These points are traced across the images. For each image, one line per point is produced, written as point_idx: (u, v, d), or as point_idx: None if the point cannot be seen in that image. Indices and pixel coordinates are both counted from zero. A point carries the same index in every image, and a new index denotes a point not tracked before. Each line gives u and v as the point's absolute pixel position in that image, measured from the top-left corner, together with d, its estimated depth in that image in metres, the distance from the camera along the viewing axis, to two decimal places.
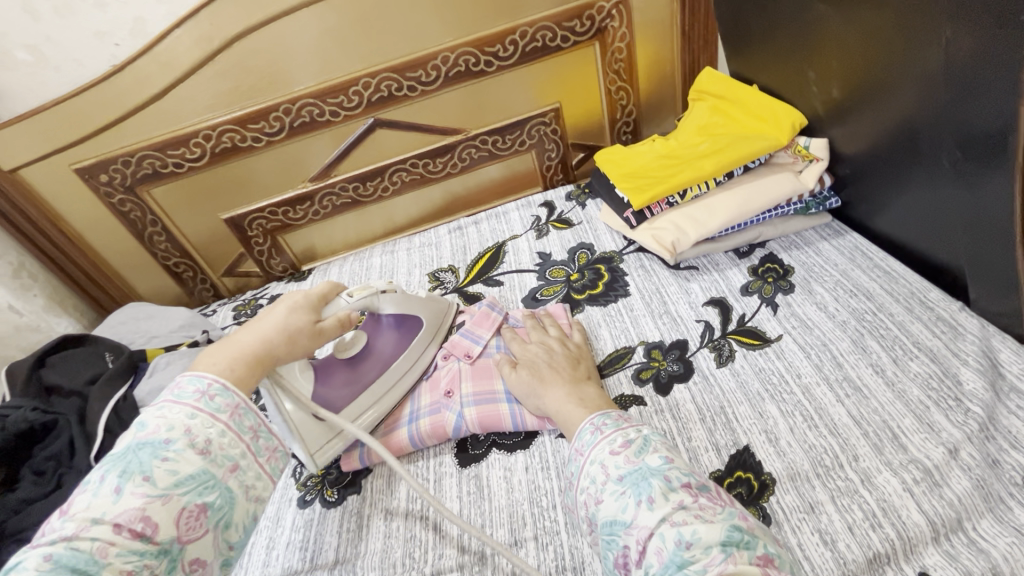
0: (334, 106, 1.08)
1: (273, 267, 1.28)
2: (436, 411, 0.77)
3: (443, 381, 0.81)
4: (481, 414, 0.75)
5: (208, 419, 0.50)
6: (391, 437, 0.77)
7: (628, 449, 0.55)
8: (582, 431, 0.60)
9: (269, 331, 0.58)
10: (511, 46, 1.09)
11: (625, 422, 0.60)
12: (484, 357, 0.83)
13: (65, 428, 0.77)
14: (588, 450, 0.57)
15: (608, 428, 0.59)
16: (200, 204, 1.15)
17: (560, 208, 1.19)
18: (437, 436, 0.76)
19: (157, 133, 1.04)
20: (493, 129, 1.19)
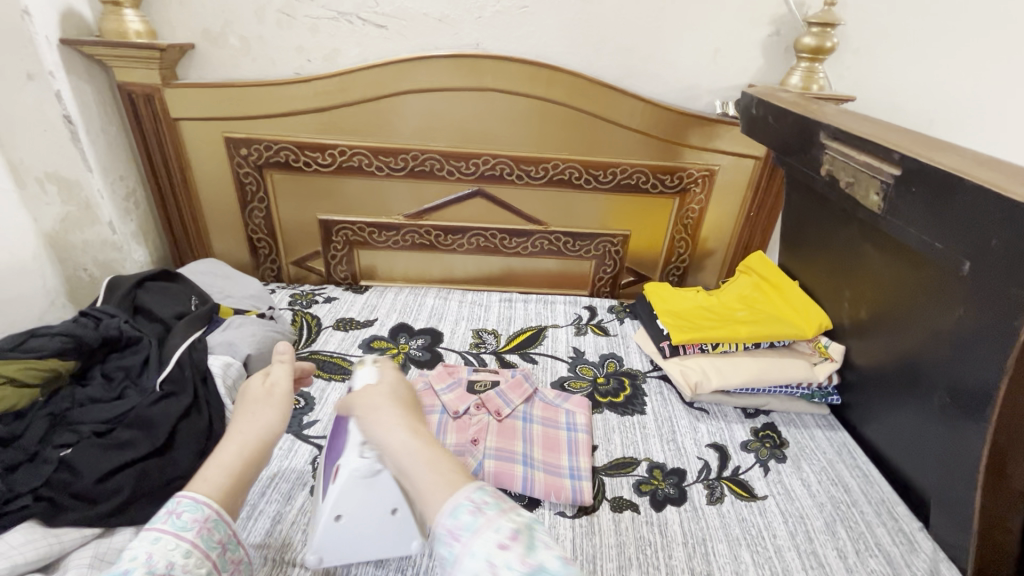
0: (453, 167, 1.27)
1: (336, 272, 1.41)
2: (461, 453, 0.87)
3: (470, 430, 0.91)
4: (499, 469, 0.84)
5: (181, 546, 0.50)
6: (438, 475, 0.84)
7: (517, 544, 0.46)
8: (459, 508, 0.49)
9: (238, 425, 0.60)
10: (610, 175, 1.30)
11: (507, 500, 0.50)
12: (511, 419, 0.94)
13: (143, 348, 0.86)
14: (470, 533, 0.47)
15: (491, 508, 0.49)
16: (307, 200, 1.30)
17: (601, 316, 1.34)
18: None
19: (304, 135, 1.22)
20: (569, 232, 1.37)
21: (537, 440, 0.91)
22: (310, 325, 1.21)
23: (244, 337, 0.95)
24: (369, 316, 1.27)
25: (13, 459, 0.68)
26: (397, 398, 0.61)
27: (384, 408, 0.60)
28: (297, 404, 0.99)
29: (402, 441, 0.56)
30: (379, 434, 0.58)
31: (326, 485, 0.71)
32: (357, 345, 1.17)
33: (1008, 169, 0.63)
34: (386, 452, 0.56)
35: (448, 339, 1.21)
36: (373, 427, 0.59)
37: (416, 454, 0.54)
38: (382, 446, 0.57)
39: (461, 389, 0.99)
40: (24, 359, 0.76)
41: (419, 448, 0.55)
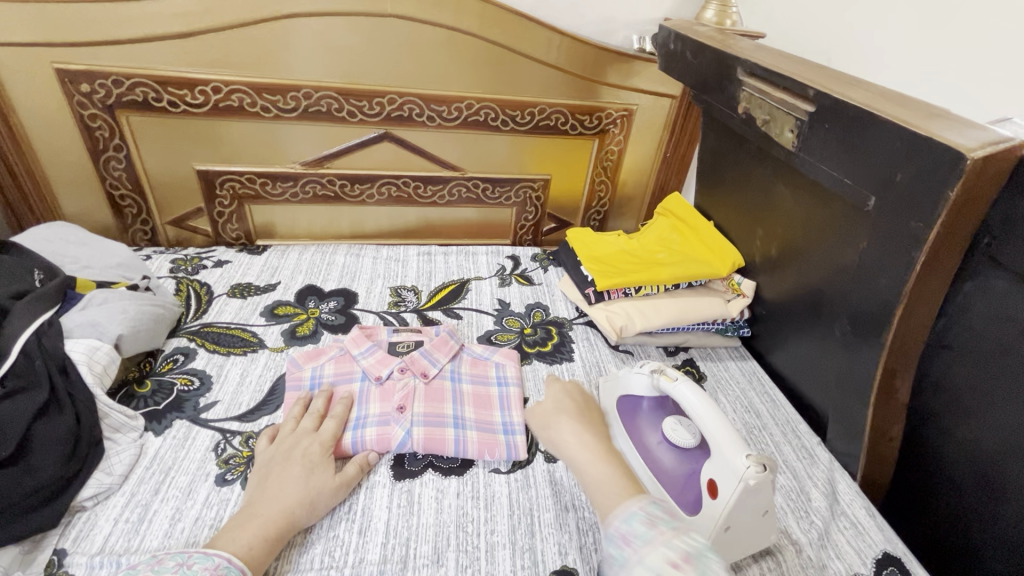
0: (354, 107, 1.12)
1: (225, 231, 1.24)
2: (386, 423, 0.81)
3: (397, 395, 0.85)
4: (429, 435, 0.80)
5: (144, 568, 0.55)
6: (435, 439, 0.80)
7: (688, 565, 0.51)
8: (629, 513, 0.58)
9: (278, 493, 0.67)
10: (528, 116, 1.22)
11: (680, 522, 0.57)
12: (438, 379, 0.88)
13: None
14: (639, 537, 0.55)
15: (661, 525, 0.56)
16: (179, 148, 1.10)
17: (525, 265, 1.30)
18: (379, 448, 0.79)
19: (164, 67, 1.01)
20: (487, 178, 1.29)
21: (468, 399, 0.87)
22: (198, 294, 1.06)
23: (112, 316, 0.81)
24: (271, 279, 1.14)
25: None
26: (564, 411, 0.78)
27: (558, 416, 0.77)
28: (190, 386, 0.86)
29: (570, 437, 0.73)
30: (563, 435, 0.74)
31: (694, 499, 0.72)
32: (258, 313, 1.04)
33: (911, 105, 0.65)
34: (569, 454, 0.72)
35: (364, 300, 1.12)
36: (552, 439, 0.75)
37: (591, 459, 0.70)
38: (567, 447, 0.73)
39: (382, 352, 0.92)
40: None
41: (599, 462, 0.69)
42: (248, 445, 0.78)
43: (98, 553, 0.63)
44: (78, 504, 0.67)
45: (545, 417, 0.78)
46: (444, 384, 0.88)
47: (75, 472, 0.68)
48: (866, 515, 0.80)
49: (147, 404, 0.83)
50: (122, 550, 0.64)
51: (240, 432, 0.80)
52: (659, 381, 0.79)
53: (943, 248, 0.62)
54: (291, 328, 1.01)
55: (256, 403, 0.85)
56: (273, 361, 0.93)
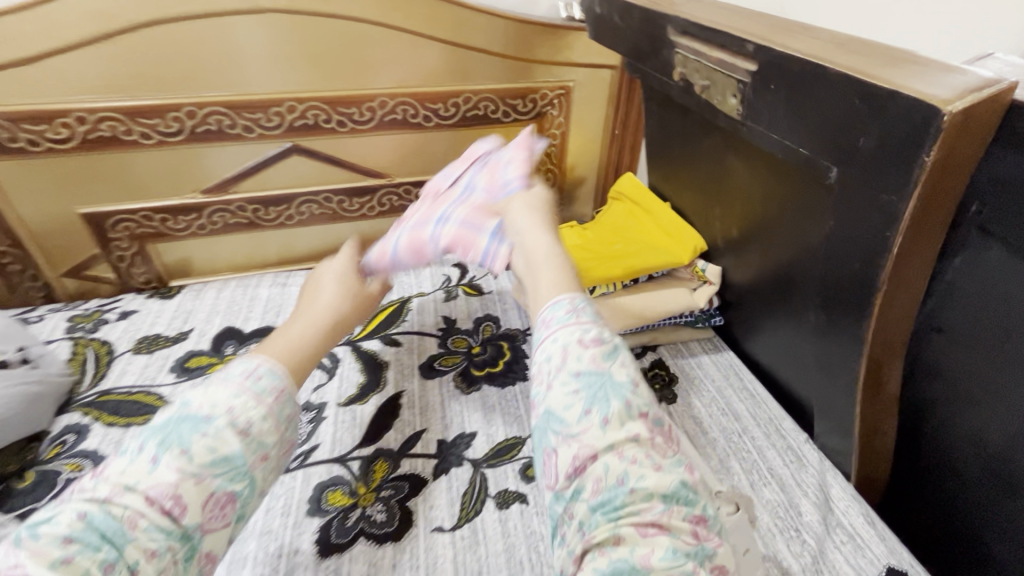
0: (248, 121, 0.99)
1: (131, 277, 1.10)
2: (389, 245, 0.91)
3: (427, 208, 0.93)
4: (412, 240, 0.88)
5: (252, 398, 0.61)
6: (417, 240, 0.88)
7: (596, 349, 0.63)
8: (557, 301, 0.69)
9: (297, 330, 0.74)
10: (452, 107, 1.09)
11: (596, 319, 0.67)
12: (449, 192, 0.95)
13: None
14: (566, 323, 0.66)
15: (585, 317, 0.67)
16: (53, 191, 0.97)
17: (472, 272, 1.19)
18: (376, 266, 0.90)
19: (14, 100, 0.87)
20: (419, 181, 1.16)
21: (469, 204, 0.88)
22: (97, 356, 0.93)
23: None
24: (183, 327, 1.01)
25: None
26: (536, 203, 0.83)
27: (533, 207, 0.81)
28: (80, 472, 0.74)
29: (526, 225, 0.79)
30: (523, 219, 0.80)
31: None
32: (166, 370, 0.91)
33: (866, 51, 0.54)
34: (524, 246, 0.78)
35: None
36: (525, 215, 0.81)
37: (549, 259, 0.75)
38: (522, 232, 0.79)
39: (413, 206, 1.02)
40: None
41: (550, 249, 0.76)
42: None
43: None
44: None
45: (518, 207, 0.82)
46: (457, 193, 0.92)
47: None
48: (864, 524, 0.71)
49: (24, 501, 0.71)
50: None
51: None
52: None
53: (924, 224, 0.51)
54: (205, 382, 0.89)
55: None
56: None
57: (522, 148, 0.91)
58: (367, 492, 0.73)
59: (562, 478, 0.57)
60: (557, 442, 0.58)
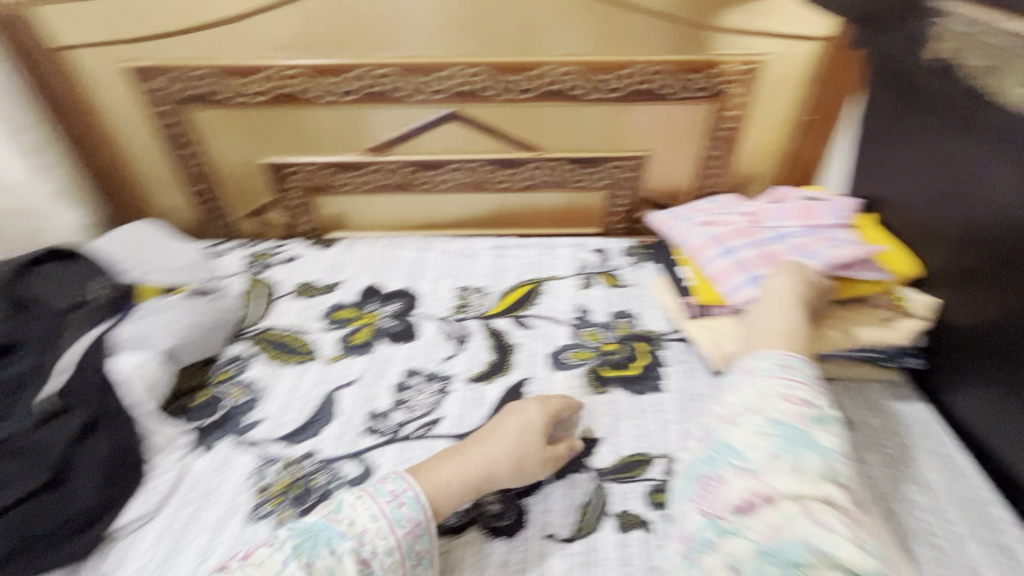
0: (416, 85, 0.99)
1: (298, 225, 1.20)
2: (670, 216, 1.03)
3: (721, 228, 0.94)
4: (700, 247, 0.92)
5: (387, 526, 0.58)
6: (664, 221, 1.02)
7: (803, 410, 0.61)
8: (767, 356, 0.68)
9: (492, 452, 0.66)
10: (621, 80, 0.99)
11: (813, 388, 0.64)
12: (736, 214, 0.98)
13: (31, 351, 0.70)
14: (777, 374, 0.65)
15: (795, 378, 0.65)
16: (246, 141, 1.06)
17: (613, 261, 1.10)
18: (658, 222, 1.04)
19: (227, 56, 0.96)
20: (571, 158, 1.09)
21: (744, 234, 0.91)
22: (264, 294, 1.03)
23: (162, 329, 0.78)
24: (336, 278, 1.08)
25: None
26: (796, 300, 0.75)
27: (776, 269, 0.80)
28: (242, 399, 0.83)
29: (783, 286, 0.77)
30: (778, 282, 0.78)
31: None
32: (318, 317, 0.98)
33: None
34: (773, 292, 0.77)
35: (427, 303, 1.01)
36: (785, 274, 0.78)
37: (789, 305, 0.74)
38: (774, 290, 0.77)
39: (699, 201, 1.08)
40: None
41: (794, 309, 0.74)
42: (286, 475, 0.72)
43: None
44: (116, 529, 0.65)
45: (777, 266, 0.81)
46: (769, 230, 0.91)
47: (116, 495, 0.66)
48: None
49: (198, 416, 0.80)
50: None
51: (280, 457, 0.75)
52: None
53: None
54: (348, 335, 0.94)
55: (301, 423, 0.79)
56: (324, 375, 0.86)
57: (804, 217, 0.90)
58: None
59: (723, 504, 0.56)
60: (731, 473, 0.57)
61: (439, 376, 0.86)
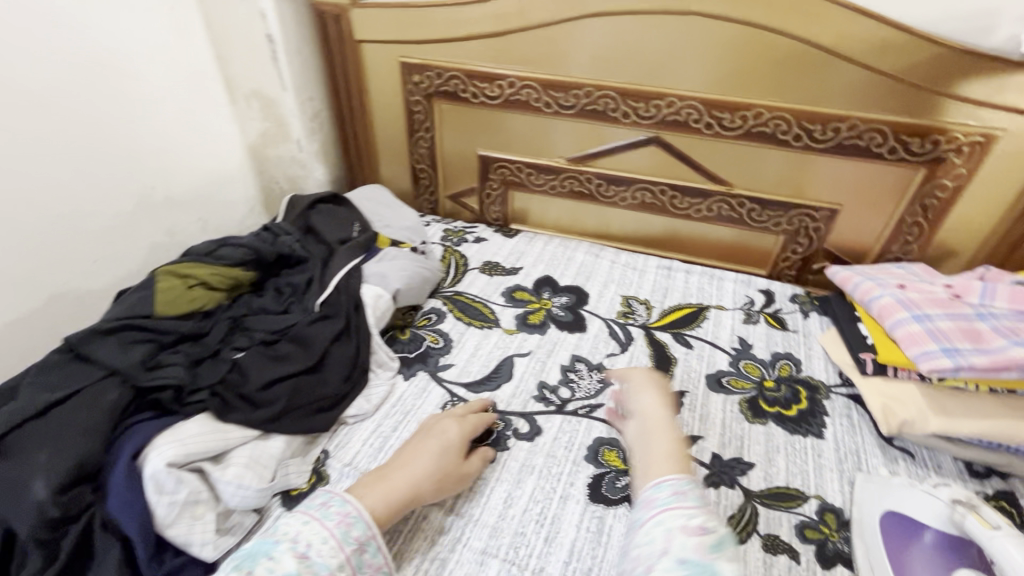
0: (629, 108, 1.10)
1: (488, 212, 1.37)
2: (855, 274, 1.02)
3: (914, 294, 0.91)
4: (886, 307, 0.90)
5: (318, 522, 0.61)
6: (848, 278, 1.02)
7: (702, 537, 0.55)
8: (665, 483, 0.63)
9: (417, 470, 0.70)
10: (831, 132, 1.01)
11: (707, 506, 0.60)
12: (934, 285, 0.94)
13: (312, 267, 0.90)
14: (665, 506, 0.60)
15: (687, 500, 0.60)
16: (470, 134, 1.26)
17: (779, 304, 1.12)
18: (841, 278, 1.04)
19: (476, 63, 1.14)
20: (757, 198, 1.13)
21: (939, 303, 0.88)
22: (456, 265, 1.20)
23: (396, 272, 0.96)
24: (516, 263, 1.22)
25: (199, 354, 0.74)
26: (657, 388, 0.79)
27: (651, 387, 0.79)
28: (437, 344, 0.99)
29: (651, 404, 0.76)
30: (643, 400, 0.77)
31: None
32: (499, 293, 1.12)
33: None
34: (643, 415, 0.75)
35: (595, 303, 1.10)
36: (642, 391, 0.78)
37: (663, 432, 0.71)
38: (642, 411, 0.75)
39: (889, 265, 1.06)
40: (217, 264, 0.82)
41: (667, 432, 0.71)
42: None
43: (347, 465, 0.77)
44: (344, 418, 0.82)
45: (635, 383, 0.80)
46: (972, 308, 0.87)
47: (349, 391, 0.83)
48: None
49: (403, 348, 0.97)
50: (363, 468, 0.76)
51: (464, 399, 0.88)
52: (968, 522, 0.65)
53: None
54: (524, 314, 1.07)
55: (483, 376, 0.93)
56: (503, 342, 1.00)
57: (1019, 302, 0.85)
58: None
59: None
60: None
61: (602, 368, 0.95)
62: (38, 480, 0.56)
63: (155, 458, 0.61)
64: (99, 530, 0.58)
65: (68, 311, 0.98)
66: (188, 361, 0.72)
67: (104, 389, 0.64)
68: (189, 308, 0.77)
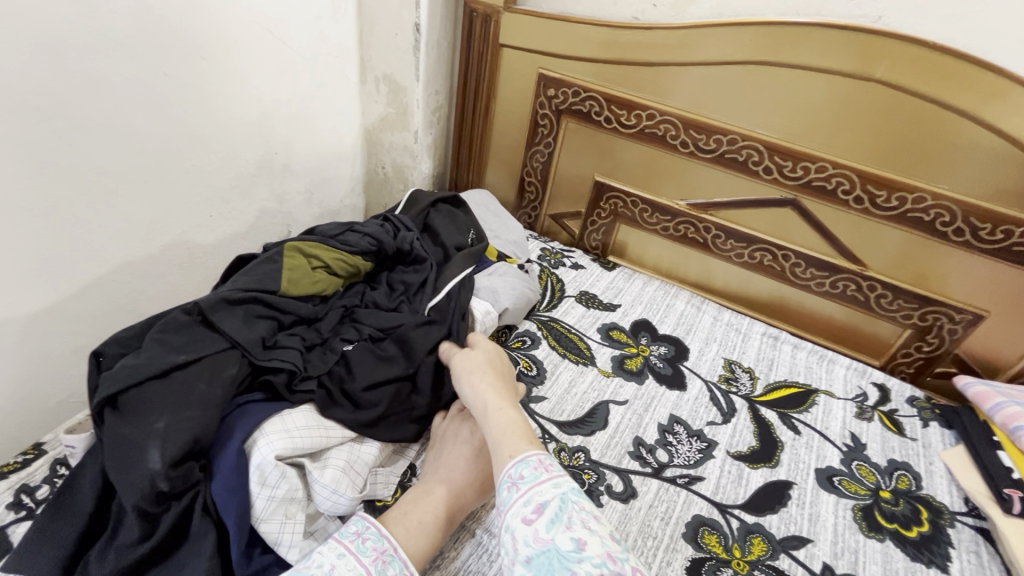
0: (773, 165, 1.03)
1: (588, 239, 1.32)
2: (995, 393, 0.95)
3: None
4: None
5: (354, 560, 0.56)
6: (986, 398, 0.95)
7: (540, 518, 0.55)
8: (523, 463, 0.61)
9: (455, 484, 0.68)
10: (1000, 233, 0.92)
11: (544, 475, 0.59)
12: None
13: (425, 268, 0.88)
14: (505, 509, 0.58)
15: (523, 478, 0.59)
16: (591, 158, 1.21)
17: (896, 405, 1.02)
18: (977, 398, 0.96)
19: (618, 89, 1.11)
20: (893, 286, 1.05)
21: None
22: (552, 289, 1.15)
23: (505, 290, 0.92)
24: (613, 300, 1.16)
25: (311, 340, 0.74)
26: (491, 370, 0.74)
27: (481, 375, 0.73)
28: (529, 371, 0.94)
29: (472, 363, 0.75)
30: (479, 393, 0.71)
31: None
32: (595, 328, 1.07)
33: None
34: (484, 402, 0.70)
35: (694, 360, 1.04)
36: (471, 386, 0.72)
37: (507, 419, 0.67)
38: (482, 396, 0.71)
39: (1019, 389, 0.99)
40: (340, 248, 0.83)
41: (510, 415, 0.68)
42: (559, 457, 0.80)
43: None
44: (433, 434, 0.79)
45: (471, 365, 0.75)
46: None
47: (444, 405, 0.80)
48: None
49: None
50: None
51: (556, 438, 0.83)
52: None
53: None
54: (620, 356, 1.01)
55: (575, 416, 0.87)
56: (598, 383, 0.94)
57: None
58: (741, 559, 0.71)
59: None
60: None
61: (702, 437, 0.88)
62: (155, 450, 0.55)
63: (264, 447, 0.60)
64: (199, 511, 0.58)
65: (175, 262, 0.96)
66: (301, 346, 0.72)
67: (227, 363, 0.63)
68: (310, 290, 0.77)
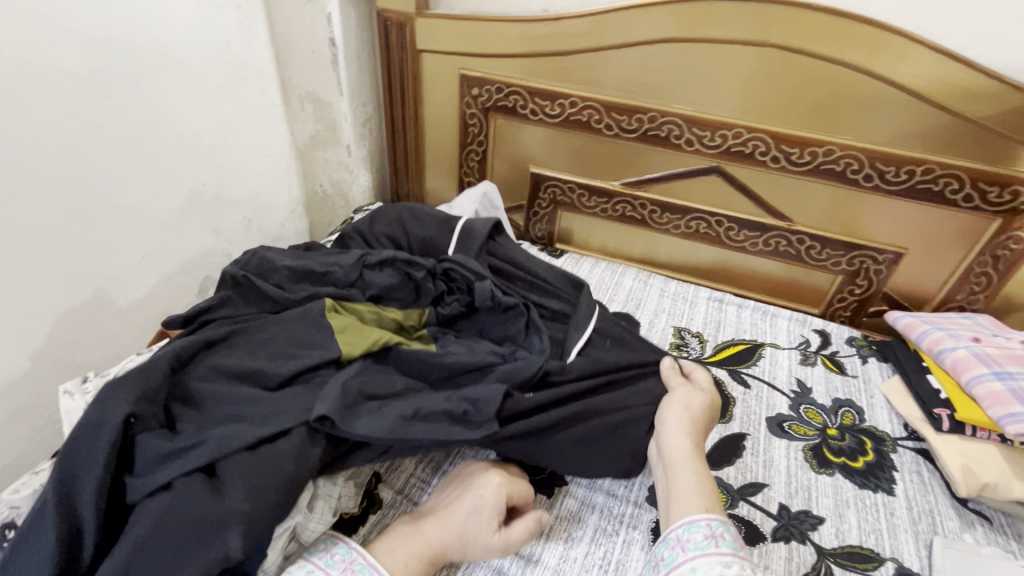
0: (693, 136, 1.08)
1: (533, 230, 1.35)
2: (920, 321, 1.00)
3: (990, 348, 0.90)
4: (959, 359, 0.89)
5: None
6: (911, 327, 1.00)
7: None
8: (722, 526, 0.64)
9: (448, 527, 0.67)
10: (904, 175, 0.99)
11: (740, 550, 0.62)
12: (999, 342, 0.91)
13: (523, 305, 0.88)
14: (697, 553, 0.61)
15: (721, 541, 0.62)
16: (524, 150, 1.24)
17: (836, 347, 1.08)
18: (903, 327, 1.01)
19: (539, 80, 1.13)
20: (818, 236, 1.11)
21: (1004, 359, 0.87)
22: None
23: None
24: None
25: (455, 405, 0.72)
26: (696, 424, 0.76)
27: (683, 424, 0.75)
28: None
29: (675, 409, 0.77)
30: (674, 443, 0.73)
31: None
32: None
33: None
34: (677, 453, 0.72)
35: (646, 332, 1.07)
36: (669, 432, 0.74)
37: (688, 465, 0.71)
38: (675, 446, 0.73)
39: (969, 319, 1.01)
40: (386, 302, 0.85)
41: (693, 464, 0.71)
42: None
43: (397, 493, 0.77)
44: None
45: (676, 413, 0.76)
46: None
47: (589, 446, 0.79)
48: None
49: None
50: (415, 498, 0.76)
51: None
52: None
53: None
54: None
55: None
56: None
57: None
58: None
59: None
60: None
61: None
62: (236, 532, 0.58)
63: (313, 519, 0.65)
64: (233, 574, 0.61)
65: (111, 307, 0.94)
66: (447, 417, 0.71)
67: (312, 441, 0.67)
68: (370, 340, 0.77)
